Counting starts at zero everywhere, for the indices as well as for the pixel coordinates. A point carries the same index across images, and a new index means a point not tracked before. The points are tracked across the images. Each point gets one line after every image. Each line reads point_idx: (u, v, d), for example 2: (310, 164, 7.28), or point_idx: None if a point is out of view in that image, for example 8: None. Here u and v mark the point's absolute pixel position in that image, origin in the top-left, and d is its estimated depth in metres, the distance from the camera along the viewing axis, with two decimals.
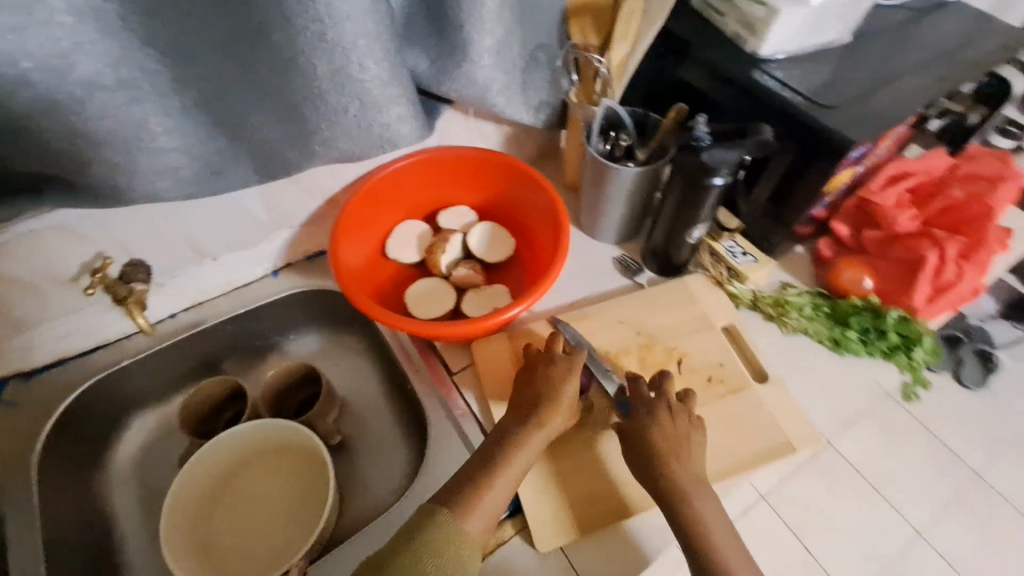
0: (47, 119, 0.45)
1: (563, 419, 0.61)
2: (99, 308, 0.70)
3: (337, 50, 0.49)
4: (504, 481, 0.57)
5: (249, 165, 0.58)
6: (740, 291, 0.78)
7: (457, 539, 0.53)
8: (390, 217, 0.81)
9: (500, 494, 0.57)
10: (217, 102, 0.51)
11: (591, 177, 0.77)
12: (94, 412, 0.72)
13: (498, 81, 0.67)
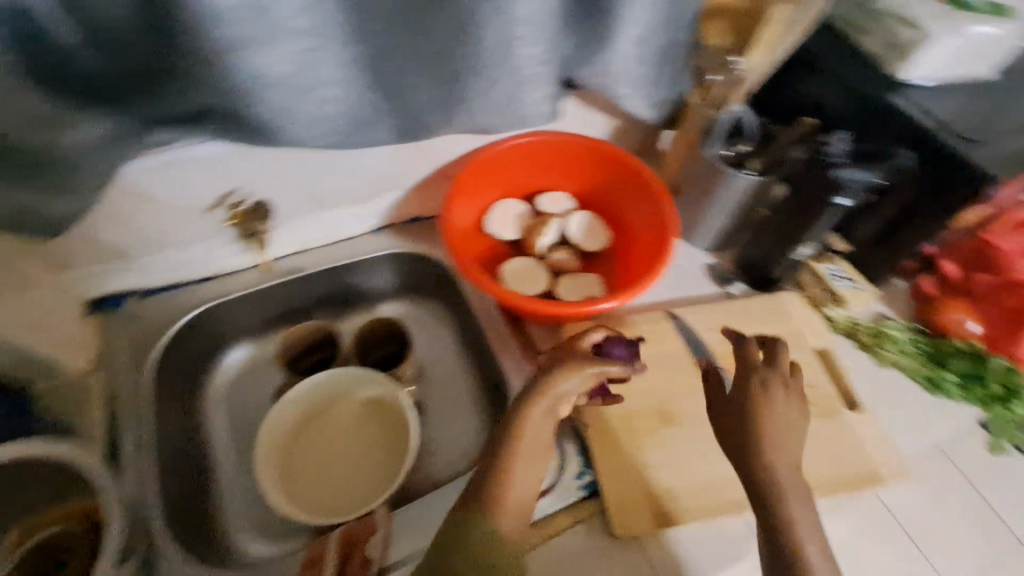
0: (235, 53, 0.47)
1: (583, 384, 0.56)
2: (221, 240, 0.73)
3: (506, 20, 0.50)
4: (525, 460, 0.53)
5: (388, 123, 0.59)
6: (836, 315, 0.78)
7: (490, 543, 0.51)
8: (492, 193, 0.82)
9: (529, 475, 0.54)
10: (380, 58, 0.53)
11: (701, 180, 0.77)
12: (201, 335, 0.76)
13: (632, 74, 0.68)
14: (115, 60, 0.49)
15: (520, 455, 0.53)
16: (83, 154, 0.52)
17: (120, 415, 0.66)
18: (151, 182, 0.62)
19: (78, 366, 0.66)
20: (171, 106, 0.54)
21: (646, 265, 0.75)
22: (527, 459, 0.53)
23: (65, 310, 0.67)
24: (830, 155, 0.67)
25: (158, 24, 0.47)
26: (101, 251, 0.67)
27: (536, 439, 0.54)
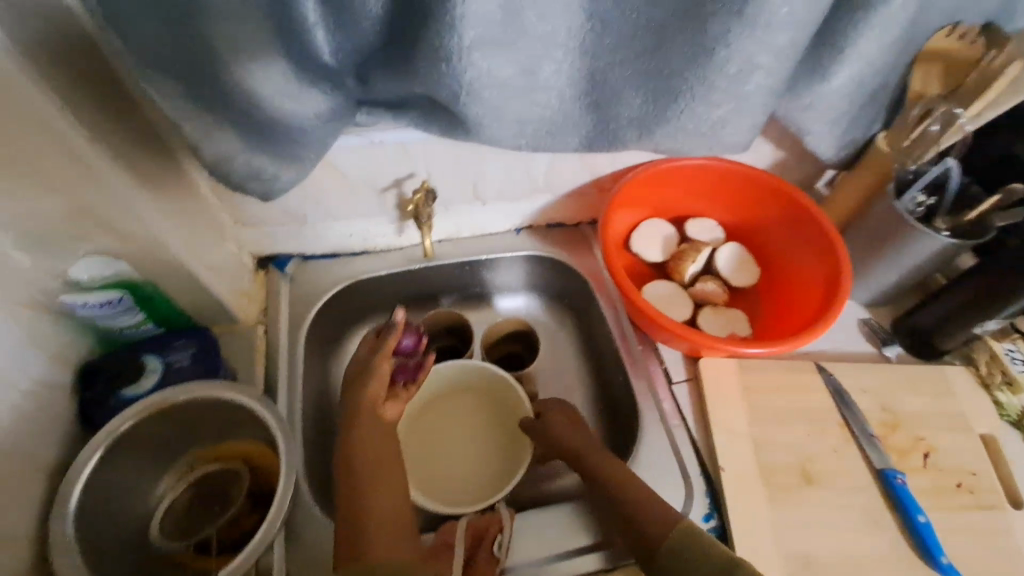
0: (472, 55, 0.48)
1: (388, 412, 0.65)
2: (382, 219, 0.76)
3: (744, 50, 0.48)
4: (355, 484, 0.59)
5: (580, 133, 0.59)
6: (1007, 402, 0.71)
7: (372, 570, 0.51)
8: (642, 211, 0.81)
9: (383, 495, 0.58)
10: (602, 70, 0.52)
11: (878, 231, 0.72)
12: (347, 305, 0.79)
13: (834, 113, 0.63)
14: (353, 46, 0.50)
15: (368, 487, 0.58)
16: (302, 129, 0.53)
17: (274, 369, 0.70)
18: (343, 156, 0.65)
19: (245, 315, 0.71)
20: (386, 92, 0.55)
21: (805, 323, 0.71)
22: (374, 484, 0.59)
23: (238, 262, 0.72)
24: None
25: (409, 18, 0.48)
26: (280, 214, 0.71)
27: (382, 454, 0.61)
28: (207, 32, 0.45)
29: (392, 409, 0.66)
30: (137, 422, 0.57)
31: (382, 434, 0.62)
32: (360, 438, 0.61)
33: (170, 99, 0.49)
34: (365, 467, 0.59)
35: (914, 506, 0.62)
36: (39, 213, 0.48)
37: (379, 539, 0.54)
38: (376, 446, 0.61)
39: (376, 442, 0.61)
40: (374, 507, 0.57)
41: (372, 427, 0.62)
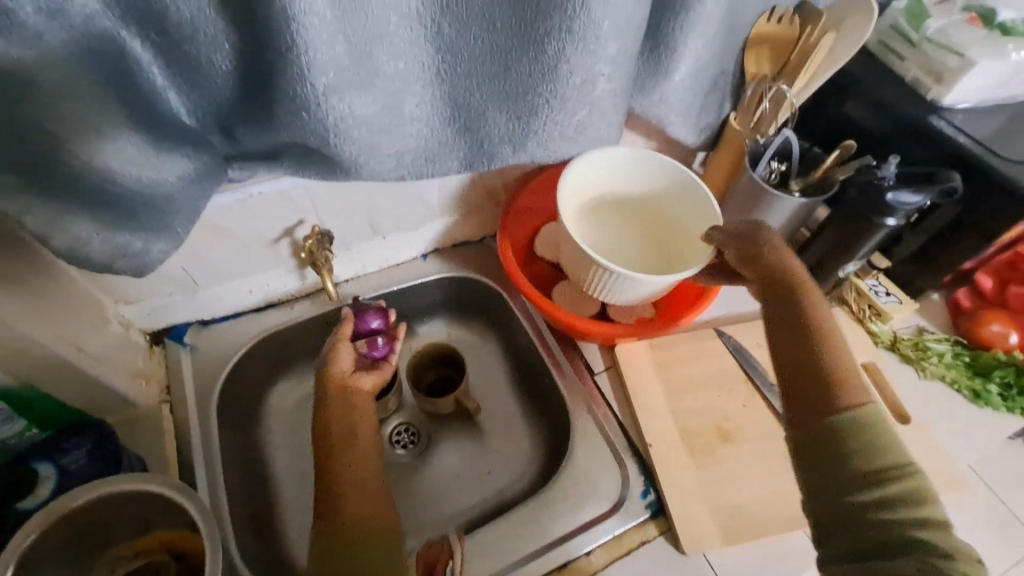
0: (331, 100, 0.49)
1: (371, 379, 0.69)
2: (280, 268, 0.74)
3: (585, 63, 0.51)
4: (337, 419, 0.61)
5: (457, 156, 0.61)
6: (880, 330, 0.81)
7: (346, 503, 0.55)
8: (538, 217, 0.84)
9: (357, 424, 0.62)
10: (461, 96, 0.55)
11: (744, 201, 0.79)
12: (261, 363, 0.76)
13: (683, 103, 0.69)
14: (207, 101, 0.51)
15: (342, 416, 0.62)
16: (167, 196, 0.51)
17: (189, 446, 0.66)
18: (223, 216, 0.63)
19: (145, 397, 0.67)
20: (256, 143, 0.55)
21: (697, 293, 0.75)
22: (345, 414, 0.62)
23: (128, 341, 0.68)
24: (881, 179, 0.68)
25: (258, 72, 0.49)
26: (167, 284, 0.67)
27: (359, 422, 0.62)
28: (36, 116, 0.42)
29: (364, 379, 0.68)
30: (35, 543, 0.51)
31: (351, 401, 0.64)
32: (333, 410, 0.62)
33: (6, 195, 0.45)
34: (339, 424, 0.61)
35: None
36: None
37: (350, 495, 0.56)
38: (352, 415, 0.62)
39: (348, 412, 0.62)
40: (346, 465, 0.58)
41: (336, 398, 0.63)
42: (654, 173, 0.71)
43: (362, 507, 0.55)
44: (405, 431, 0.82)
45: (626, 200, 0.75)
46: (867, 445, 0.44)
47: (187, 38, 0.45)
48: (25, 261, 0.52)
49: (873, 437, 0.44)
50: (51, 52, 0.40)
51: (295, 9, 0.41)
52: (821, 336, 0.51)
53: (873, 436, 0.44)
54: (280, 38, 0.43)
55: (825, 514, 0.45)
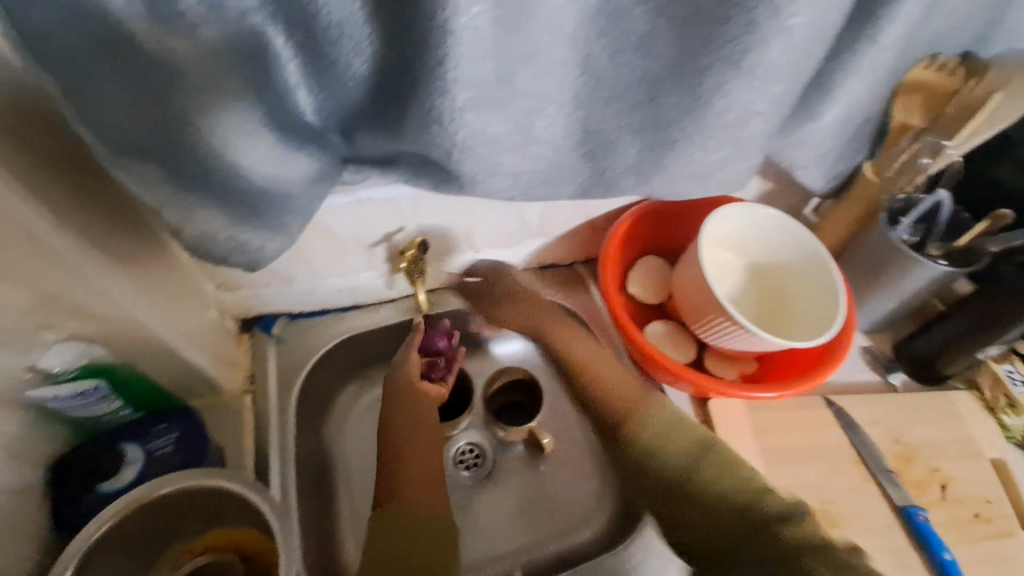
0: (465, 115, 0.46)
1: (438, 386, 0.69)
2: (372, 272, 0.74)
3: (743, 100, 0.47)
4: (398, 427, 0.62)
5: (576, 183, 0.57)
6: (1013, 423, 0.71)
7: (401, 517, 0.53)
8: (635, 249, 0.79)
9: (410, 434, 0.61)
10: (596, 120, 0.51)
11: (875, 259, 0.72)
12: (339, 363, 0.76)
13: (824, 148, 0.63)
14: (334, 104, 0.48)
15: (399, 428, 0.62)
16: (285, 196, 0.49)
17: (265, 441, 0.65)
18: (331, 216, 0.63)
19: (230, 384, 0.68)
20: (371, 148, 0.52)
21: (814, 358, 0.69)
22: (406, 426, 0.62)
23: (221, 327, 0.68)
24: None
25: (395, 78, 0.46)
26: (265, 276, 0.68)
27: (420, 415, 0.64)
28: (179, 106, 0.41)
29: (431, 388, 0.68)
30: (118, 524, 0.51)
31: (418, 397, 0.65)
32: (399, 401, 0.64)
33: (146, 182, 0.45)
34: (402, 427, 0.62)
35: (938, 543, 0.61)
36: (9, 311, 0.44)
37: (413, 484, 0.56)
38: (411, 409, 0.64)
39: (414, 405, 0.64)
40: (408, 454, 0.60)
41: (404, 395, 0.65)
42: (779, 227, 0.71)
43: (421, 496, 0.56)
44: (470, 451, 0.78)
45: (768, 260, 0.74)
46: (706, 471, 0.49)
47: (330, 41, 0.42)
48: (143, 244, 0.54)
49: (710, 460, 0.50)
50: (204, 44, 0.39)
51: (453, 21, 0.39)
52: (613, 386, 0.62)
53: (687, 473, 0.50)
54: (429, 40, 0.40)
55: (720, 567, 0.47)
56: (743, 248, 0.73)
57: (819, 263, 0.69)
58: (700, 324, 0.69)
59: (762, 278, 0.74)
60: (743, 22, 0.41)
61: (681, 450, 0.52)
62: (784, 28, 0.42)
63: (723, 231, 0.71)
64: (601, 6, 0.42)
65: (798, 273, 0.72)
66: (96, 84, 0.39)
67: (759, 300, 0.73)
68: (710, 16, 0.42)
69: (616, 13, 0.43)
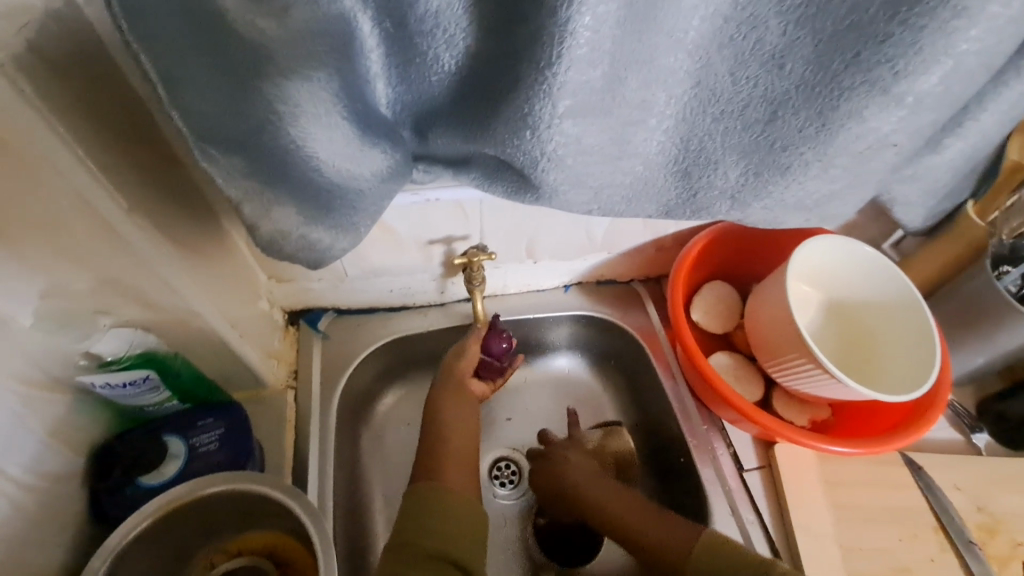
0: (564, 124, 0.41)
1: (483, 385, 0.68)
2: (426, 273, 0.70)
3: (876, 128, 0.43)
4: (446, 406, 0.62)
5: (662, 202, 0.52)
6: None
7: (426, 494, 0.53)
8: (703, 273, 0.75)
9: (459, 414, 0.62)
10: (702, 139, 0.46)
11: (971, 308, 0.66)
12: (382, 365, 0.73)
13: (934, 185, 0.58)
14: (414, 98, 0.44)
15: (449, 405, 0.62)
16: (358, 193, 0.45)
17: (305, 441, 0.63)
18: (395, 215, 0.60)
19: (274, 378, 0.65)
20: (448, 149, 0.48)
21: (899, 415, 0.63)
22: (455, 407, 0.63)
23: (270, 319, 0.66)
24: None
25: (490, 77, 0.42)
26: (319, 271, 0.66)
27: (461, 433, 0.61)
28: (260, 92, 0.38)
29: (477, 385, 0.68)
30: (159, 519, 0.50)
31: (463, 407, 0.63)
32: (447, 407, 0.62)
33: (226, 173, 0.43)
34: (452, 410, 0.62)
35: None
36: (69, 290, 0.43)
37: (454, 477, 0.56)
38: (459, 421, 0.62)
39: (459, 421, 0.62)
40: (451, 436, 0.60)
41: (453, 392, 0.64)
42: (870, 268, 0.66)
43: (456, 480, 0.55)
44: (507, 467, 0.75)
45: (853, 297, 0.69)
46: (671, 537, 0.56)
47: (424, 30, 0.38)
48: (203, 230, 0.51)
49: (709, 548, 0.53)
50: (296, 28, 0.35)
51: (577, 18, 0.35)
52: (614, 503, 0.61)
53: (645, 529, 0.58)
54: (545, 37, 0.36)
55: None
56: (828, 280, 0.69)
57: (912, 310, 0.64)
58: (774, 358, 0.65)
59: (843, 316, 0.69)
60: (906, 42, 0.37)
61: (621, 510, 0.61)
62: (953, 53, 0.38)
63: (809, 261, 0.67)
64: (735, 12, 0.38)
65: (888, 317, 0.66)
66: (183, 60, 0.37)
67: (837, 338, 0.68)
68: (860, 32, 0.38)
69: (751, 22, 0.38)
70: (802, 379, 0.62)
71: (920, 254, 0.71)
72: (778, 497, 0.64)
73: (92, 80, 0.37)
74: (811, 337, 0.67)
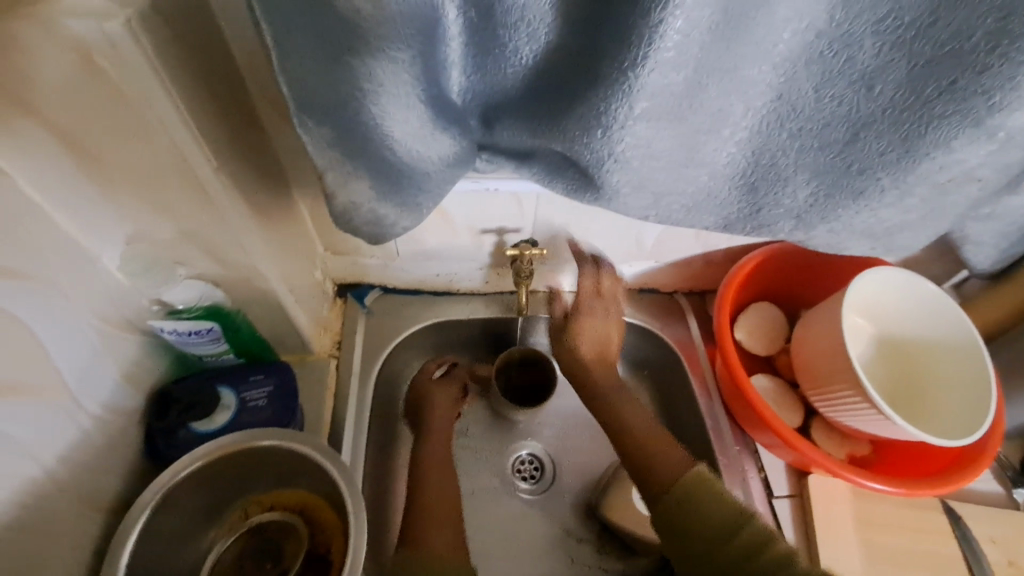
0: (637, 125, 0.41)
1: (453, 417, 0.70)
2: (474, 262, 0.72)
3: (962, 159, 0.42)
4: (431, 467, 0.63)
5: (723, 215, 0.51)
6: None
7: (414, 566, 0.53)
8: (751, 293, 0.73)
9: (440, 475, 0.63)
10: (776, 154, 0.45)
11: None
12: (420, 347, 0.75)
13: (1011, 226, 0.55)
14: (485, 89, 0.45)
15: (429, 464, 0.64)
16: (425, 174, 0.47)
17: (342, 410, 0.65)
18: (452, 201, 0.62)
19: (320, 346, 0.68)
20: (514, 141, 0.49)
21: (946, 463, 0.61)
22: (436, 471, 0.63)
23: (321, 289, 0.69)
24: None
25: (570, 72, 0.42)
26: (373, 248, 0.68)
27: (443, 487, 0.61)
28: (352, 68, 0.39)
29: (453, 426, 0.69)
30: (205, 464, 0.52)
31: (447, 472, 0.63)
32: (438, 430, 0.67)
33: (318, 143, 0.45)
34: (437, 469, 0.63)
35: None
36: (150, 235, 0.46)
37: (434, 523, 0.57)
38: (438, 477, 0.62)
39: (441, 482, 0.62)
40: (434, 489, 0.61)
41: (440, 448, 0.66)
42: (928, 308, 0.64)
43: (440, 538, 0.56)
44: (529, 462, 0.75)
45: (912, 334, 0.66)
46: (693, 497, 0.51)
47: (510, 22, 0.39)
48: (274, 194, 0.54)
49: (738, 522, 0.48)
50: (385, 11, 0.35)
51: (668, 21, 0.35)
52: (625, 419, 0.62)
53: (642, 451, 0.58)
54: (634, 37, 0.36)
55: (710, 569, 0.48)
56: (887, 314, 0.67)
57: (975, 356, 0.61)
58: (820, 387, 0.63)
59: (897, 353, 0.67)
60: (1004, 74, 0.37)
61: (700, 489, 0.52)
62: None
63: (868, 293, 0.65)
64: (828, 29, 0.37)
65: (947, 360, 0.63)
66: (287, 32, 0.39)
67: (889, 374, 0.66)
68: (959, 59, 0.37)
69: (845, 40, 0.37)
70: (845, 410, 0.61)
71: (984, 297, 0.68)
72: (807, 528, 0.62)
73: (200, 42, 0.40)
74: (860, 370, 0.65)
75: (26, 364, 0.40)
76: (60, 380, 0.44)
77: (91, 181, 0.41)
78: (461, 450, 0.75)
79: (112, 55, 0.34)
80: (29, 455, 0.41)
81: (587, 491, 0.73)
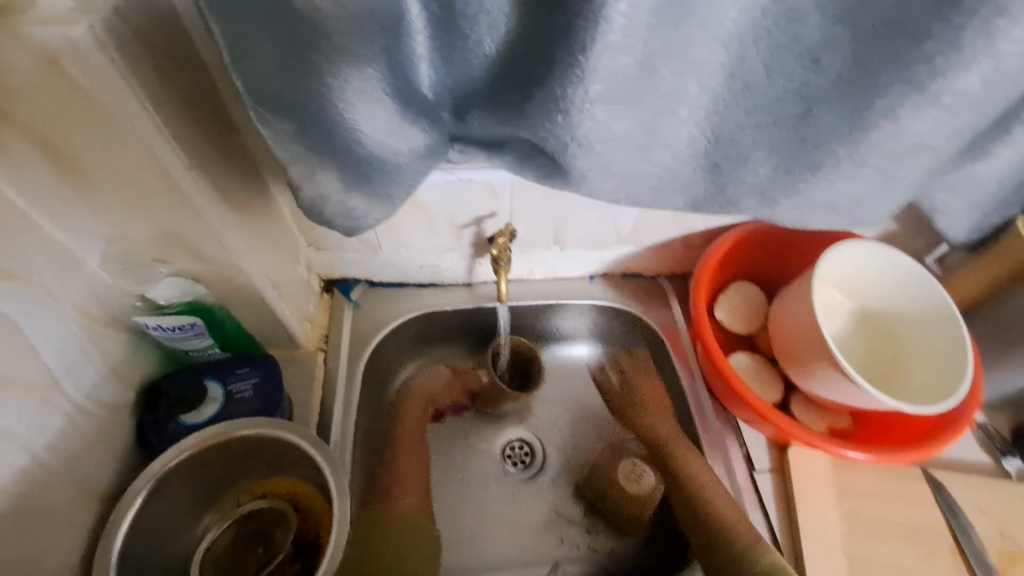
0: (594, 109, 0.42)
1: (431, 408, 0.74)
2: (456, 253, 0.73)
3: (911, 128, 0.43)
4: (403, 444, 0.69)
5: (689, 195, 0.52)
6: None
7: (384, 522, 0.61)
8: (731, 273, 0.74)
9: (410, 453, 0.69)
10: (737, 133, 0.46)
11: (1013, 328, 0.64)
12: (407, 338, 0.77)
13: (980, 196, 0.56)
14: (454, 81, 0.46)
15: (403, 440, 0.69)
16: (395, 166, 0.48)
17: (330, 401, 0.67)
18: (429, 193, 0.63)
19: (307, 339, 0.69)
20: (483, 131, 0.50)
21: (923, 432, 0.62)
22: (411, 444, 0.69)
23: (306, 284, 0.71)
24: None
25: (529, 61, 0.43)
26: (355, 242, 0.69)
27: (414, 457, 0.68)
28: (315, 64, 0.40)
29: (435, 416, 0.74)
30: (195, 454, 0.54)
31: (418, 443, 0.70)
32: (412, 408, 0.72)
33: (280, 136, 0.46)
34: (410, 446, 0.69)
35: None
36: (128, 233, 0.47)
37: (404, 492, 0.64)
38: (412, 446, 0.69)
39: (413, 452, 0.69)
40: (405, 457, 0.68)
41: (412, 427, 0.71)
42: (903, 281, 0.65)
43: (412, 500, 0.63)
44: (519, 447, 0.77)
45: (889, 307, 0.67)
46: None
47: (468, 13, 0.40)
48: (251, 192, 0.55)
49: None
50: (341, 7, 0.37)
51: (612, 4, 0.36)
52: None
53: None
54: (583, 22, 0.37)
55: None
56: (863, 288, 0.67)
57: (949, 326, 0.61)
58: (796, 361, 0.64)
59: (875, 327, 0.68)
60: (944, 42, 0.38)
61: None
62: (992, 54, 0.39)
63: (842, 268, 0.66)
64: (773, 5, 0.38)
65: (924, 331, 0.64)
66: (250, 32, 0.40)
67: (867, 348, 0.67)
68: (901, 30, 0.38)
69: (790, 16, 0.38)
70: (821, 384, 0.62)
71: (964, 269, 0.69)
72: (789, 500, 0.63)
73: (167, 44, 0.41)
74: (837, 344, 0.67)
75: (13, 358, 0.42)
76: (48, 374, 0.46)
77: (67, 182, 0.42)
78: (450, 437, 0.76)
79: (79, 60, 0.35)
80: (21, 446, 0.43)
81: (576, 474, 0.75)
